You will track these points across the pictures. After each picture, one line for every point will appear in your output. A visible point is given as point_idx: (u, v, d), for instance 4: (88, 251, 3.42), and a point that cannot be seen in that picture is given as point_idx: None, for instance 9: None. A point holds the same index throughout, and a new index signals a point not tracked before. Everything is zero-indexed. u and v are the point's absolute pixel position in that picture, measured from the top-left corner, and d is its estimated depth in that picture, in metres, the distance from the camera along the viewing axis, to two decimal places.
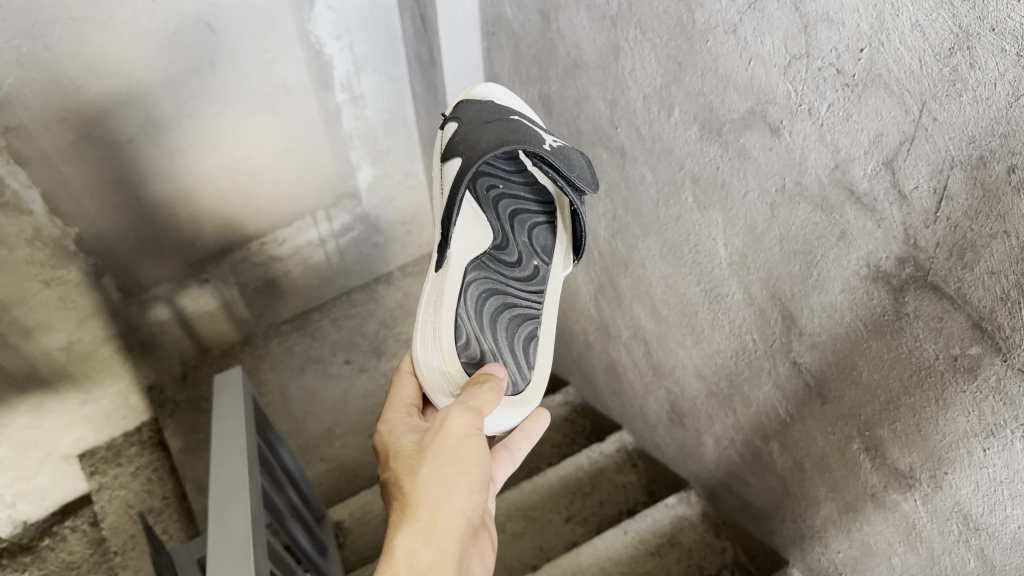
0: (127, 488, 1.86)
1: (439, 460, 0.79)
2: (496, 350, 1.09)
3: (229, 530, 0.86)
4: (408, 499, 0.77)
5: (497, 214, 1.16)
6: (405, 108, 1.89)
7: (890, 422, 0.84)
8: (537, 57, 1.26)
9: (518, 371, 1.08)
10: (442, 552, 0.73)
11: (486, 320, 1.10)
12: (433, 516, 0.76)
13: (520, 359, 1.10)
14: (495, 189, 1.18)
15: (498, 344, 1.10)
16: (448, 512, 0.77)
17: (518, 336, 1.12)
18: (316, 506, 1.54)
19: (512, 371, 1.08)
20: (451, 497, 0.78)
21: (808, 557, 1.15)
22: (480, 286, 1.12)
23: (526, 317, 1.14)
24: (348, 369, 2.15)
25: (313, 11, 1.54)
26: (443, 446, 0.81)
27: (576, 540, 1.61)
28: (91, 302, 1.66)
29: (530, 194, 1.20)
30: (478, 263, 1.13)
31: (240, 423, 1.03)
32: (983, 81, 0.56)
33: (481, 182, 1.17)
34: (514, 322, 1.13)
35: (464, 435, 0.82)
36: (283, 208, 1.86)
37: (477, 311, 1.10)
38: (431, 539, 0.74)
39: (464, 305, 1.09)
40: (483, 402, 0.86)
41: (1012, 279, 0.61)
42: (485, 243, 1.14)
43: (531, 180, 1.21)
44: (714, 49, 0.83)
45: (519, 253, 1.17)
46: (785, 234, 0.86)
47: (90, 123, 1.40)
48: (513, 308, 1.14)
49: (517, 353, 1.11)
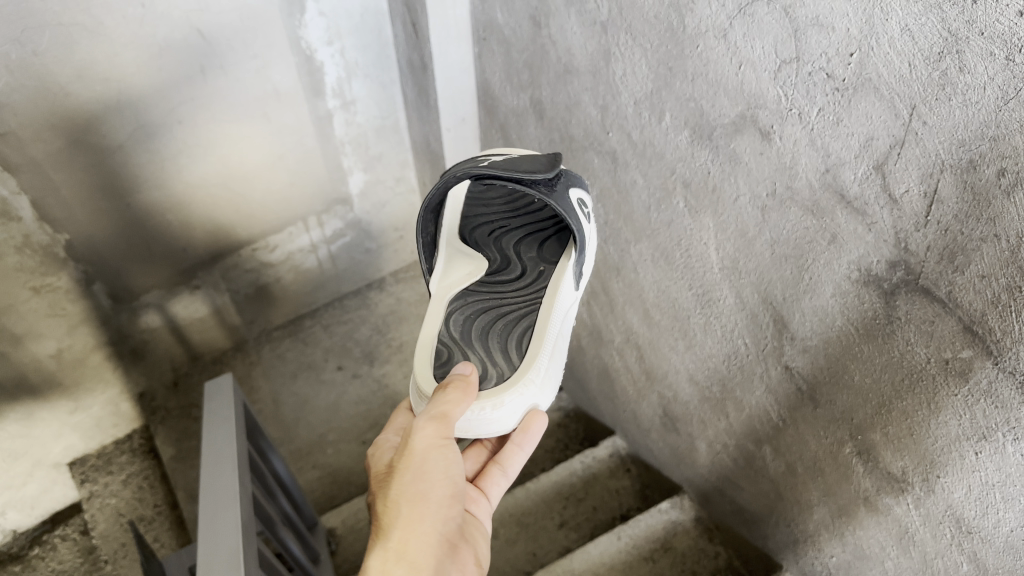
0: (117, 497, 1.85)
1: (407, 477, 0.83)
2: (486, 357, 1.01)
3: (219, 540, 0.85)
4: (381, 521, 0.82)
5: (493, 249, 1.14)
6: (396, 113, 1.89)
7: (882, 427, 0.84)
8: (528, 63, 1.26)
9: (509, 365, 0.99)
10: (415, 569, 0.78)
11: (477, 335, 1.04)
12: (405, 535, 0.80)
13: (513, 355, 1.00)
14: (495, 233, 1.17)
15: (489, 352, 1.02)
16: (419, 529, 0.81)
17: (513, 334, 1.03)
18: (308, 514, 1.53)
19: (499, 366, 0.99)
20: (421, 513, 0.82)
21: (801, 560, 1.15)
22: (468, 310, 1.08)
23: (524, 317, 1.05)
24: (340, 375, 2.14)
25: (304, 17, 1.55)
26: (410, 461, 0.84)
27: (569, 546, 1.61)
28: (81, 310, 1.65)
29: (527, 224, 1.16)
30: (464, 294, 1.10)
31: (230, 431, 1.02)
32: (972, 85, 0.57)
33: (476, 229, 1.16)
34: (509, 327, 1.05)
35: (429, 449, 0.84)
36: (274, 215, 1.86)
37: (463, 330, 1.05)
38: (403, 558, 0.78)
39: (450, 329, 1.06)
40: (450, 403, 0.86)
41: (1002, 283, 0.61)
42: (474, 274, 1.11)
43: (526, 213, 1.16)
44: (704, 54, 0.83)
45: (523, 266, 1.13)
46: (776, 239, 0.86)
47: (80, 130, 1.39)
48: (506, 315, 1.07)
49: (512, 352, 1.01)
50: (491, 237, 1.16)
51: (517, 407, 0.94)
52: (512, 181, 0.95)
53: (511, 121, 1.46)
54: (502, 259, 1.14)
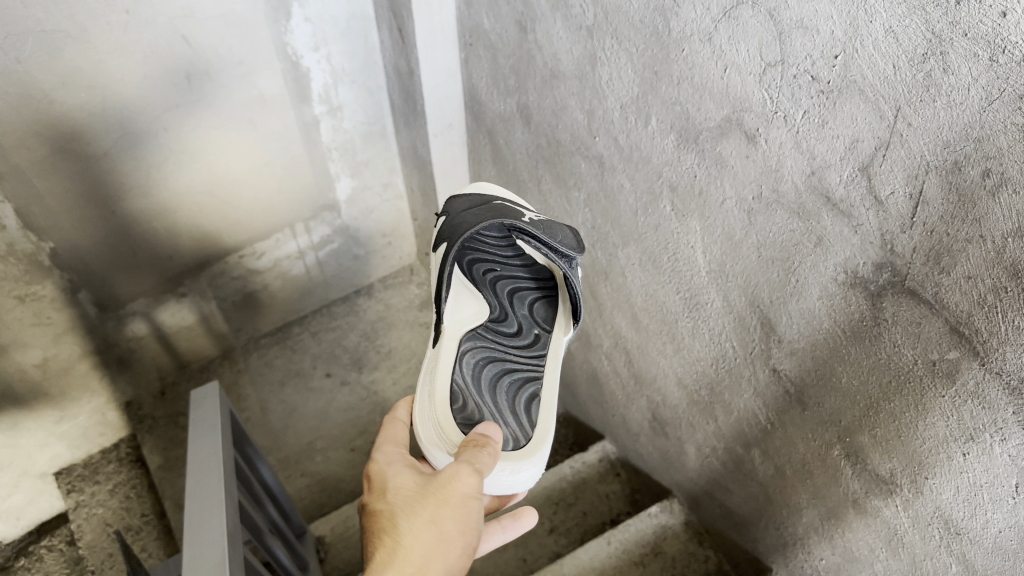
0: (104, 506, 1.86)
1: (441, 511, 0.81)
2: (495, 412, 1.09)
3: (205, 550, 0.85)
4: (400, 541, 0.79)
5: (495, 293, 1.17)
6: (383, 119, 1.88)
7: (870, 429, 0.84)
8: (515, 68, 1.26)
9: (521, 428, 1.08)
10: None
11: (484, 386, 1.11)
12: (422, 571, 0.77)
13: (522, 417, 1.09)
14: (493, 273, 1.18)
15: (498, 407, 1.10)
16: (439, 566, 0.78)
17: (520, 398, 1.11)
18: (297, 522, 1.52)
19: (511, 427, 1.07)
20: (445, 552, 0.79)
21: (791, 563, 1.15)
22: (478, 354, 1.14)
23: (527, 380, 1.14)
24: (328, 383, 2.13)
25: (290, 23, 1.54)
26: (448, 499, 0.82)
27: (559, 551, 1.61)
28: (67, 319, 1.64)
29: (528, 273, 1.19)
30: (473, 334, 1.14)
31: (216, 440, 1.01)
32: (956, 86, 0.57)
33: (478, 267, 1.17)
34: (513, 386, 1.13)
35: (470, 495, 0.83)
36: (260, 221, 1.85)
37: (474, 378, 1.11)
38: None
39: (460, 372, 1.11)
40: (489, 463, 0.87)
41: (988, 283, 0.62)
42: (480, 316, 1.15)
43: (529, 262, 1.19)
44: (689, 57, 0.83)
45: (519, 324, 1.17)
46: (762, 241, 0.86)
47: (65, 137, 1.38)
48: (513, 372, 1.14)
49: (520, 414, 1.10)
50: (489, 275, 1.17)
51: (525, 478, 1.00)
52: (546, 247, 1.01)
53: (498, 127, 1.46)
54: (499, 309, 1.17)
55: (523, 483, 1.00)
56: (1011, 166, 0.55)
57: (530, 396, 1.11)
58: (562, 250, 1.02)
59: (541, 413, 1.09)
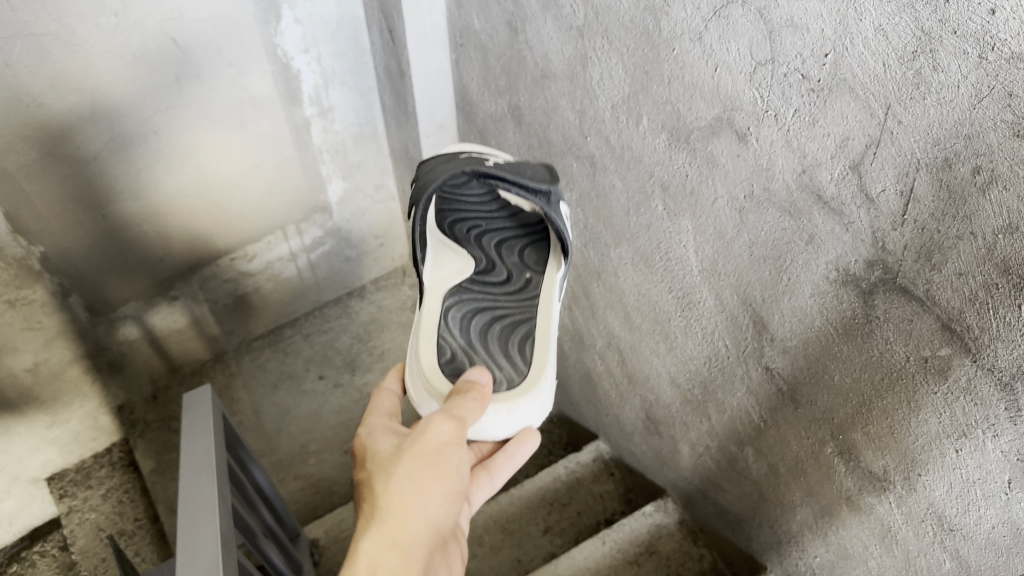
0: (97, 511, 1.85)
1: (416, 463, 0.81)
2: (488, 359, 1.06)
3: (198, 554, 0.85)
4: (379, 501, 0.78)
5: (481, 248, 1.15)
6: (374, 120, 1.88)
7: (863, 426, 0.84)
8: (506, 68, 1.26)
9: (516, 371, 1.05)
10: (410, 559, 0.74)
11: (475, 335, 1.08)
12: (403, 520, 0.77)
13: (516, 360, 1.06)
14: (476, 229, 1.16)
15: (491, 354, 1.06)
16: (422, 517, 0.78)
17: (513, 340, 1.08)
18: (291, 525, 1.51)
19: (505, 369, 1.04)
20: (426, 502, 0.79)
21: (786, 561, 1.15)
22: (464, 308, 1.11)
23: (520, 323, 1.10)
24: (321, 385, 2.12)
25: (280, 25, 1.54)
26: (422, 451, 0.82)
27: (555, 551, 1.60)
28: (57, 323, 1.63)
29: (514, 222, 1.17)
30: (458, 290, 1.12)
31: (209, 442, 1.01)
32: (946, 84, 0.57)
33: (459, 227, 1.16)
34: (506, 331, 1.09)
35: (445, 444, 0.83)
36: (251, 223, 1.84)
37: (463, 329, 1.08)
38: (400, 542, 0.75)
39: (448, 327, 1.08)
40: (464, 412, 0.88)
41: (979, 280, 0.62)
42: (465, 271, 1.12)
43: (513, 211, 1.17)
44: (680, 57, 0.83)
45: (509, 272, 1.14)
46: (754, 240, 0.86)
47: (53, 139, 1.37)
48: (505, 318, 1.10)
49: (514, 357, 1.06)
50: (472, 232, 1.15)
51: (527, 414, 1.00)
52: (517, 186, 0.98)
53: (489, 128, 1.46)
54: (486, 260, 1.15)
55: (522, 416, 0.99)
56: (1001, 162, 0.56)
57: (523, 337, 1.08)
58: (534, 188, 0.98)
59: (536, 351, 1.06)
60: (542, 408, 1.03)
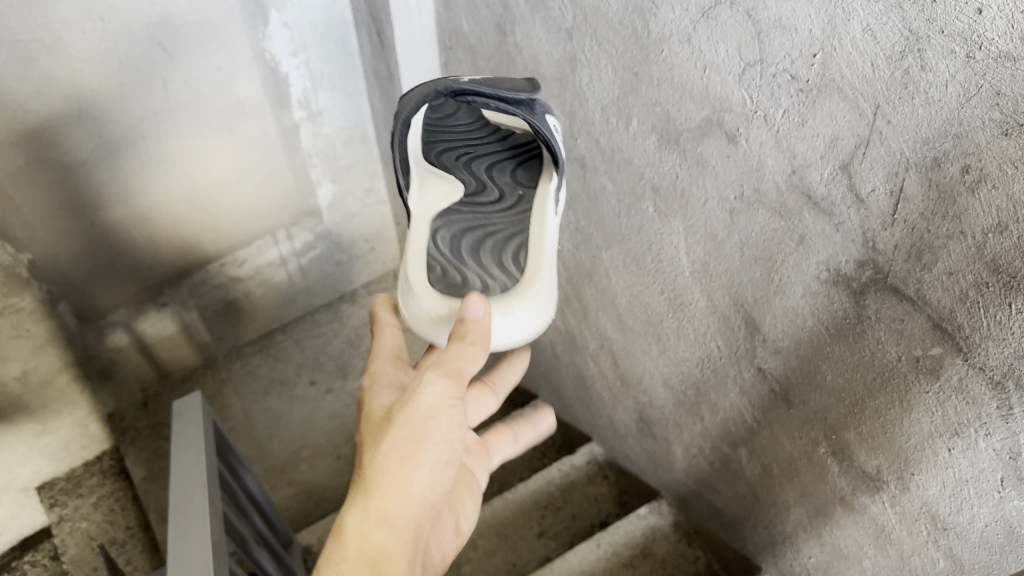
0: (88, 520, 1.83)
1: (405, 428, 0.73)
2: (482, 271, 0.98)
3: (188, 561, 0.84)
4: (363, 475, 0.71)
5: (470, 172, 1.13)
6: (363, 124, 1.87)
7: (856, 426, 0.84)
8: (495, 70, 1.26)
9: (509, 278, 0.98)
10: (395, 540, 0.69)
11: (467, 251, 1.02)
12: (388, 497, 0.71)
13: (510, 268, 0.99)
14: (465, 157, 1.15)
15: (483, 266, 0.99)
16: (406, 495, 0.72)
17: (505, 252, 1.01)
18: (283, 532, 1.50)
19: (499, 279, 0.97)
20: (411, 475, 0.73)
21: (780, 562, 1.15)
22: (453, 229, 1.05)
23: (512, 237, 1.04)
24: (313, 391, 2.12)
25: (268, 28, 1.54)
26: (411, 414, 0.74)
27: (548, 555, 1.60)
28: (47, 330, 1.62)
29: (501, 146, 1.17)
30: (445, 214, 1.07)
31: (199, 448, 1.00)
32: (934, 83, 0.57)
33: (447, 156, 1.15)
34: (498, 246, 1.03)
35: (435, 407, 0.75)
36: (241, 229, 1.84)
37: (453, 247, 1.02)
38: (385, 522, 0.69)
39: (437, 247, 1.02)
40: (462, 361, 0.78)
41: (969, 279, 0.62)
42: (454, 193, 1.08)
43: (500, 135, 1.18)
44: (669, 58, 0.83)
45: (500, 190, 1.12)
46: (745, 241, 0.86)
47: (39, 144, 1.37)
48: (496, 235, 1.04)
49: (507, 267, 0.99)
50: (461, 159, 1.15)
51: (523, 321, 0.90)
52: (498, 99, 0.98)
53: None
54: (476, 182, 1.12)
55: (519, 326, 0.90)
56: (989, 161, 0.56)
57: (516, 248, 1.02)
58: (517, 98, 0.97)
59: (531, 257, 0.99)
60: (542, 312, 0.94)
